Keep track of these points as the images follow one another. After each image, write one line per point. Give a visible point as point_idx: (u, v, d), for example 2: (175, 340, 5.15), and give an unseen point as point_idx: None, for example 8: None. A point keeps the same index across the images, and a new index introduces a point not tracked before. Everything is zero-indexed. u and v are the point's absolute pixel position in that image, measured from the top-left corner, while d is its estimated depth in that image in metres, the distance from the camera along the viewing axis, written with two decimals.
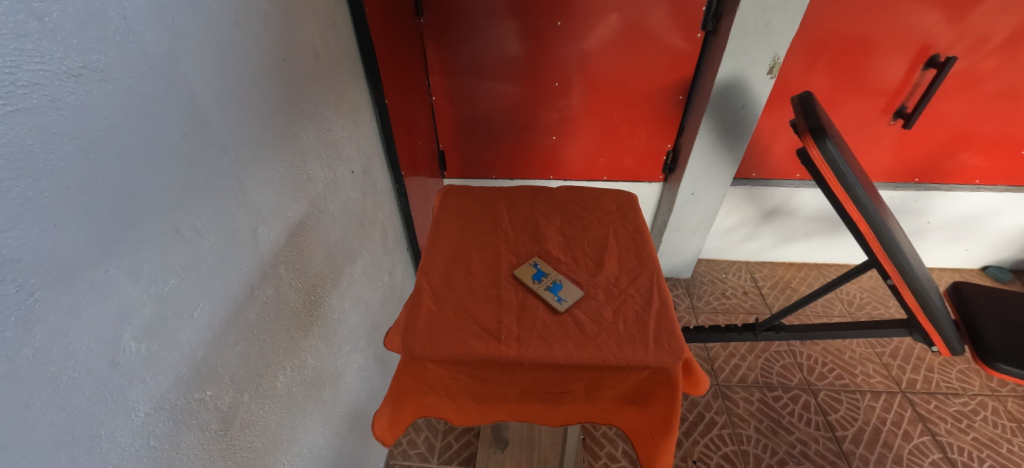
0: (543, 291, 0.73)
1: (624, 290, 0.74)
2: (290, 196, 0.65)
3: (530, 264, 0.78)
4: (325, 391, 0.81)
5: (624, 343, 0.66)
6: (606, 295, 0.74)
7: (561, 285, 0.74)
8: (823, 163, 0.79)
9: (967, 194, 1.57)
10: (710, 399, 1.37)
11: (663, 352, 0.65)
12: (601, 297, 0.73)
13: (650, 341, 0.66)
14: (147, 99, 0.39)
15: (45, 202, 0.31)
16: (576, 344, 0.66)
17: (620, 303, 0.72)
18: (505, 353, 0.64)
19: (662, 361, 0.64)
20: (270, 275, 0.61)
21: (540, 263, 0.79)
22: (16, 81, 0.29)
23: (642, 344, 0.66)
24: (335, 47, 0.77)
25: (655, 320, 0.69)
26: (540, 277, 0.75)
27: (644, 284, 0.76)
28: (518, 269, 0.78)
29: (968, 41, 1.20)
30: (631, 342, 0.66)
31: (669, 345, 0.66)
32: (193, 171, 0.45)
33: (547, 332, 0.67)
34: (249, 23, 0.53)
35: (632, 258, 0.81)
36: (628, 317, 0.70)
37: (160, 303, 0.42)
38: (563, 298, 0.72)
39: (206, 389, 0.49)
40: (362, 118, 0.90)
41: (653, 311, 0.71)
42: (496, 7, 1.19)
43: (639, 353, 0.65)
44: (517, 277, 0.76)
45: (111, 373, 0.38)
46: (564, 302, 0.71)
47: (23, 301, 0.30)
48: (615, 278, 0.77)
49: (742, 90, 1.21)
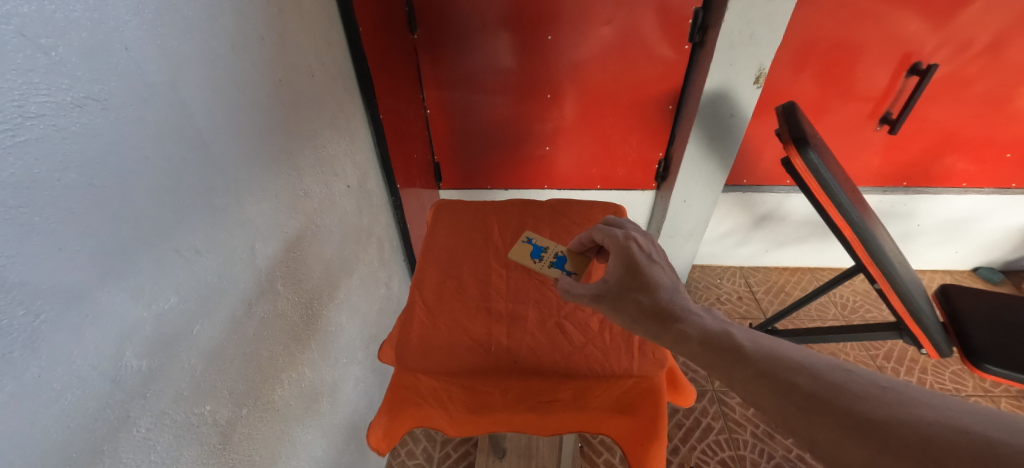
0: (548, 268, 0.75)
1: None
2: (286, 212, 0.67)
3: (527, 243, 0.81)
4: (322, 403, 0.82)
5: (611, 352, 0.68)
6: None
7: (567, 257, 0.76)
8: (805, 172, 0.81)
9: (955, 197, 1.60)
10: (706, 404, 1.38)
11: (647, 360, 0.66)
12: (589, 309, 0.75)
13: (634, 349, 0.68)
14: (146, 124, 0.41)
15: (51, 226, 0.33)
16: (564, 354, 0.68)
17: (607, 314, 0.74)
18: (494, 364, 0.66)
19: (646, 369, 0.66)
20: (268, 290, 0.63)
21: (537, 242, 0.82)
22: (23, 113, 0.30)
23: (627, 352, 0.68)
24: (329, 66, 0.79)
25: None
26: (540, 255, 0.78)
27: None
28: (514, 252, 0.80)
29: (947, 49, 1.23)
30: (616, 352, 0.68)
31: (654, 354, 0.67)
32: (193, 193, 0.47)
33: (535, 343, 0.69)
34: (246, 47, 0.55)
35: None
36: (615, 328, 0.71)
37: (160, 321, 0.43)
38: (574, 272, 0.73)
39: (205, 403, 0.50)
40: (357, 133, 0.92)
41: None
42: (488, 23, 1.22)
43: (623, 362, 0.66)
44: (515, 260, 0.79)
45: (112, 391, 0.39)
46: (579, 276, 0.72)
47: (30, 323, 0.32)
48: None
49: (729, 100, 1.24)
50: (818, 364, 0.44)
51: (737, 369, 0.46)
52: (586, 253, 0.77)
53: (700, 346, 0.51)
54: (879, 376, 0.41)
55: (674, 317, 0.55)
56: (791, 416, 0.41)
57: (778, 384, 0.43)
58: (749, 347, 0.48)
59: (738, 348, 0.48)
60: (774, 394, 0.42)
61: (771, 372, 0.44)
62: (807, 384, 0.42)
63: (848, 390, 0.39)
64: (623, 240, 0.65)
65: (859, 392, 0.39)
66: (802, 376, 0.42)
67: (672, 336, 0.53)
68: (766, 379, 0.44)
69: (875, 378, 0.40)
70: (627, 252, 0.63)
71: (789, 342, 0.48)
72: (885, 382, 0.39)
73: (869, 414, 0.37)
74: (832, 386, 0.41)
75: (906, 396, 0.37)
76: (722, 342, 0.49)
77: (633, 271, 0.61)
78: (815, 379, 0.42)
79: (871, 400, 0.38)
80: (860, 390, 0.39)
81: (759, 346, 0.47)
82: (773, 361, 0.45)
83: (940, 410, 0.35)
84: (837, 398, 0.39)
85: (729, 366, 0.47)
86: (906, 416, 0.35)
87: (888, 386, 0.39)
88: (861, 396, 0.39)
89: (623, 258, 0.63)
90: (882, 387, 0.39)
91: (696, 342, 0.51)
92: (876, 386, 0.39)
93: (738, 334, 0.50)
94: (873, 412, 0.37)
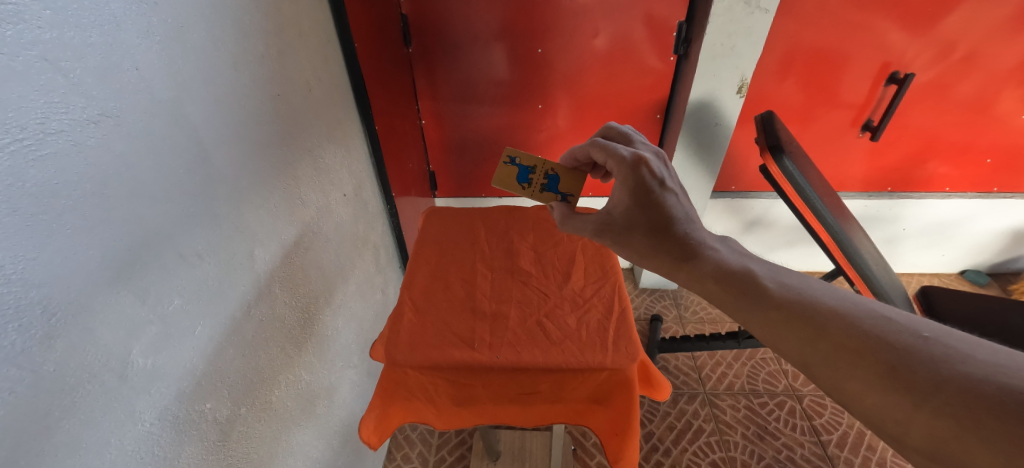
0: (540, 194, 0.82)
1: (588, 300, 0.79)
2: (284, 220, 0.70)
3: (509, 166, 0.83)
4: (319, 405, 0.84)
5: (586, 347, 0.70)
6: (571, 306, 0.78)
7: (556, 176, 0.82)
8: (781, 179, 0.86)
9: (939, 201, 1.64)
10: (698, 407, 1.40)
11: (620, 355, 0.69)
12: (567, 307, 0.78)
13: (609, 345, 0.71)
14: (154, 138, 0.44)
15: (67, 232, 0.36)
16: (542, 349, 0.70)
17: (584, 312, 0.77)
18: (477, 359, 0.69)
19: (619, 363, 0.68)
20: (266, 294, 0.65)
21: (518, 159, 0.84)
22: (45, 130, 0.34)
23: (601, 348, 0.70)
24: (326, 80, 0.83)
25: (615, 327, 0.74)
26: (527, 178, 0.82)
27: (607, 294, 0.80)
28: (498, 178, 0.83)
29: (924, 59, 1.27)
30: (591, 346, 0.71)
31: (627, 348, 0.70)
32: (196, 201, 0.50)
33: (516, 340, 0.72)
34: (247, 64, 0.59)
35: (597, 270, 0.85)
36: (591, 325, 0.74)
37: (164, 321, 0.46)
38: (566, 193, 0.82)
39: (205, 401, 0.53)
40: (353, 144, 0.96)
41: (613, 319, 0.75)
42: (481, 36, 1.26)
43: (597, 356, 0.69)
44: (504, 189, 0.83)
45: (119, 386, 0.41)
46: (573, 198, 0.81)
47: (47, 321, 0.35)
48: (580, 289, 0.82)
49: (713, 109, 1.28)
50: (849, 306, 0.41)
51: (757, 307, 0.46)
52: (578, 169, 0.82)
53: (716, 282, 0.51)
54: (916, 320, 0.38)
55: (691, 254, 0.55)
56: (814, 361, 0.40)
57: (804, 328, 0.42)
58: (773, 287, 0.46)
59: (760, 286, 0.47)
60: (799, 339, 0.41)
61: (796, 313, 0.43)
62: (835, 329, 0.40)
63: (881, 338, 0.37)
64: (632, 168, 0.63)
65: (894, 341, 0.37)
66: (831, 321, 0.41)
67: (690, 273, 0.54)
68: (790, 323, 0.43)
69: (911, 324, 0.38)
70: (641, 185, 0.62)
71: (819, 280, 0.46)
72: (922, 330, 0.37)
73: (904, 362, 0.35)
74: (864, 332, 0.39)
75: (946, 346, 0.35)
76: (745, 281, 0.48)
77: (649, 208, 0.61)
78: (846, 324, 0.40)
79: (906, 350, 0.36)
80: (897, 339, 0.37)
81: (785, 286, 0.46)
82: (798, 303, 0.44)
83: (984, 362, 0.33)
84: (870, 347, 0.37)
85: (749, 303, 0.46)
86: (942, 368, 0.34)
87: (926, 335, 0.36)
88: (895, 344, 0.37)
89: (634, 191, 0.62)
90: (919, 336, 0.37)
91: (716, 281, 0.51)
92: (911, 334, 0.37)
93: (760, 272, 0.49)
94: (908, 360, 0.35)
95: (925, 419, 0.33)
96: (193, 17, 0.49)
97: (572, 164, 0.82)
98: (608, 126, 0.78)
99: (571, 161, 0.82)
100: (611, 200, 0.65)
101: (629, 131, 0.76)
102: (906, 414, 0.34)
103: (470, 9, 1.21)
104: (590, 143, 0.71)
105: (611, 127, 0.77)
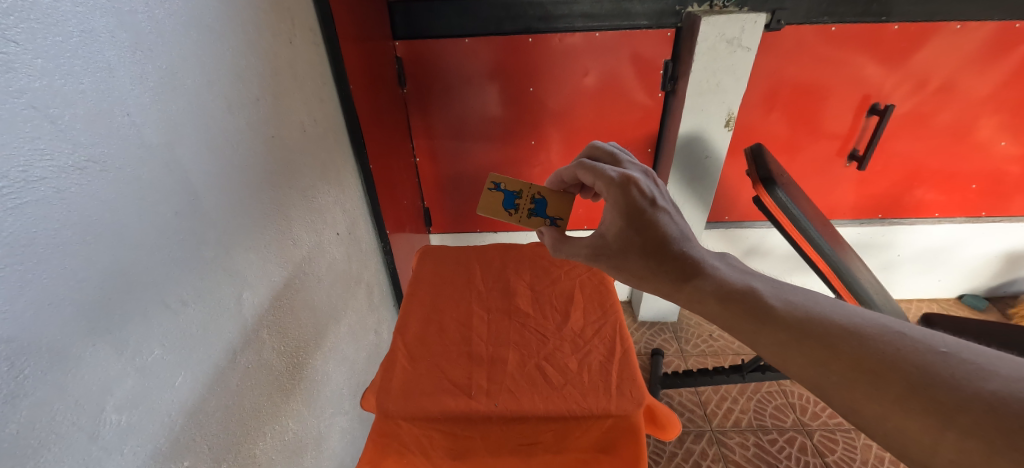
0: (528, 219, 0.82)
1: (589, 341, 0.77)
2: (275, 261, 0.68)
3: (495, 193, 0.83)
4: (308, 456, 0.80)
5: (588, 392, 0.68)
6: (572, 348, 0.76)
7: (543, 200, 0.82)
8: (776, 210, 0.88)
9: (930, 226, 1.66)
10: (705, 446, 1.34)
11: (625, 399, 0.67)
12: (568, 350, 0.76)
13: (612, 389, 0.69)
14: (143, 184, 0.43)
15: (43, 281, 0.34)
16: (542, 395, 0.68)
17: (585, 355, 0.75)
18: (472, 407, 0.66)
19: (624, 409, 0.66)
20: (253, 340, 0.63)
21: (503, 185, 0.84)
22: (27, 177, 0.33)
23: (605, 392, 0.68)
24: (321, 120, 0.84)
25: (619, 370, 0.72)
26: (515, 204, 0.83)
27: (608, 333, 0.79)
28: (484, 206, 0.83)
29: (902, 92, 1.33)
30: (595, 391, 0.68)
31: (632, 392, 0.68)
32: (181, 245, 0.48)
33: (514, 385, 0.70)
34: (241, 107, 0.60)
35: (597, 309, 0.84)
36: (593, 368, 0.72)
37: (142, 373, 0.44)
38: (555, 217, 0.82)
39: (183, 459, 0.49)
40: (347, 182, 0.96)
41: (616, 361, 0.73)
42: (474, 75, 1.30)
43: (601, 402, 0.67)
44: (491, 215, 0.83)
45: (89, 447, 0.38)
46: (561, 222, 0.81)
47: (14, 377, 0.32)
48: (580, 329, 0.80)
49: (702, 142, 1.31)
50: (861, 324, 0.40)
51: (766, 330, 0.44)
52: (567, 191, 0.83)
53: (718, 303, 0.49)
54: (931, 335, 0.37)
55: (692, 275, 0.54)
56: (827, 386, 0.38)
57: (816, 349, 0.40)
58: (781, 307, 0.45)
59: (766, 306, 0.46)
60: (810, 361, 0.40)
61: (806, 334, 0.41)
62: (848, 348, 0.38)
63: (901, 358, 0.36)
64: (623, 190, 0.63)
65: (916, 361, 0.35)
66: (843, 339, 0.39)
67: (693, 294, 0.52)
68: (801, 345, 0.41)
69: (926, 339, 0.37)
70: (632, 207, 0.61)
71: (827, 297, 0.45)
72: (939, 345, 0.36)
73: (923, 380, 0.34)
74: (880, 350, 0.37)
75: (966, 363, 0.33)
76: (750, 302, 0.47)
77: (643, 229, 0.60)
78: (862, 343, 0.38)
79: (925, 368, 0.34)
80: (915, 356, 0.35)
81: (791, 304, 0.45)
82: (809, 323, 0.42)
83: (1009, 377, 0.31)
84: (889, 369, 0.36)
85: (756, 329, 0.45)
86: (965, 386, 0.32)
87: (943, 350, 0.35)
88: (915, 362, 0.35)
89: (626, 213, 0.61)
90: (936, 352, 0.35)
91: (719, 301, 0.49)
92: (928, 351, 0.35)
93: (765, 291, 0.48)
94: (928, 379, 0.34)
95: (952, 442, 0.31)
96: (187, 62, 0.49)
97: (558, 187, 0.83)
98: (592, 146, 0.79)
99: (558, 185, 0.82)
100: (604, 222, 0.64)
101: (613, 150, 0.77)
102: (932, 437, 0.32)
103: (463, 50, 1.25)
104: (575, 165, 0.71)
105: (597, 147, 0.78)
